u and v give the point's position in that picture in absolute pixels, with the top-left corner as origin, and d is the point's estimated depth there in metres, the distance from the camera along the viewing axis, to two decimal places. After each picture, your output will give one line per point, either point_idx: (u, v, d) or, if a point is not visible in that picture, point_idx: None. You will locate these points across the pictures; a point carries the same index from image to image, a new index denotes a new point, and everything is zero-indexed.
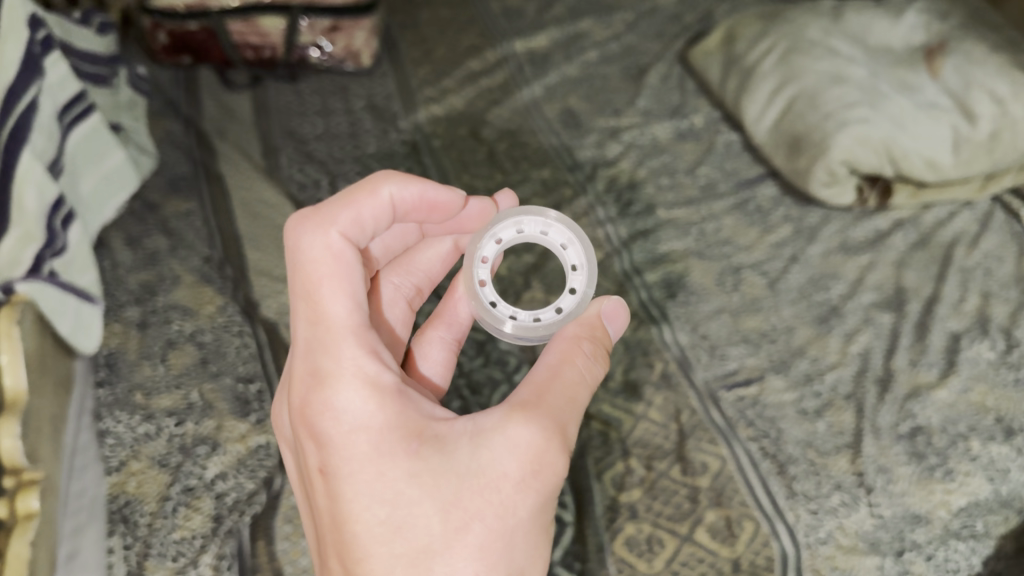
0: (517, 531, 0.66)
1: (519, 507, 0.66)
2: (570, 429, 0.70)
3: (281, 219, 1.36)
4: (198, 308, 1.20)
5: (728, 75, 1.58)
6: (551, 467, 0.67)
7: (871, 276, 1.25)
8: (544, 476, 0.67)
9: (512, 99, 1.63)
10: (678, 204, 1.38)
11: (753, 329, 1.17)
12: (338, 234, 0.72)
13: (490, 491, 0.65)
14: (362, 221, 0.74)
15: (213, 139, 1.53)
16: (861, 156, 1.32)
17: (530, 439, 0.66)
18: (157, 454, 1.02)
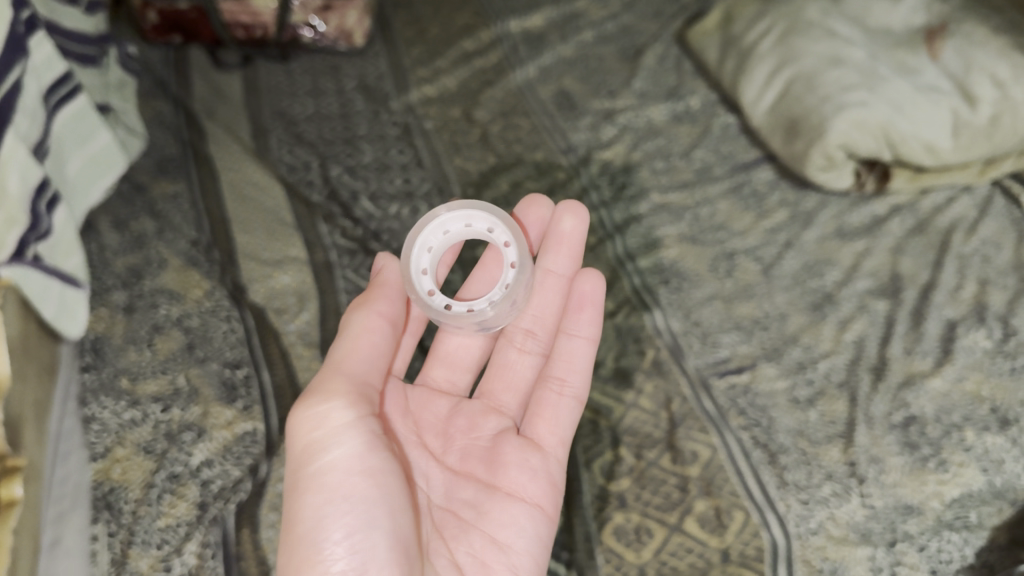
0: (334, 499, 0.72)
1: (323, 503, 0.72)
2: (359, 382, 0.77)
3: (270, 201, 1.34)
4: (185, 292, 1.19)
5: (725, 57, 1.56)
6: (339, 452, 0.73)
7: (867, 262, 1.24)
8: (340, 459, 0.73)
9: (506, 80, 1.61)
10: (673, 188, 1.37)
11: (747, 316, 1.16)
12: (408, 285, 0.92)
13: (299, 503, 0.73)
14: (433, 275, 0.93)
15: (202, 119, 1.51)
16: (858, 140, 1.30)
17: (332, 423, 0.74)
18: (143, 440, 1.01)
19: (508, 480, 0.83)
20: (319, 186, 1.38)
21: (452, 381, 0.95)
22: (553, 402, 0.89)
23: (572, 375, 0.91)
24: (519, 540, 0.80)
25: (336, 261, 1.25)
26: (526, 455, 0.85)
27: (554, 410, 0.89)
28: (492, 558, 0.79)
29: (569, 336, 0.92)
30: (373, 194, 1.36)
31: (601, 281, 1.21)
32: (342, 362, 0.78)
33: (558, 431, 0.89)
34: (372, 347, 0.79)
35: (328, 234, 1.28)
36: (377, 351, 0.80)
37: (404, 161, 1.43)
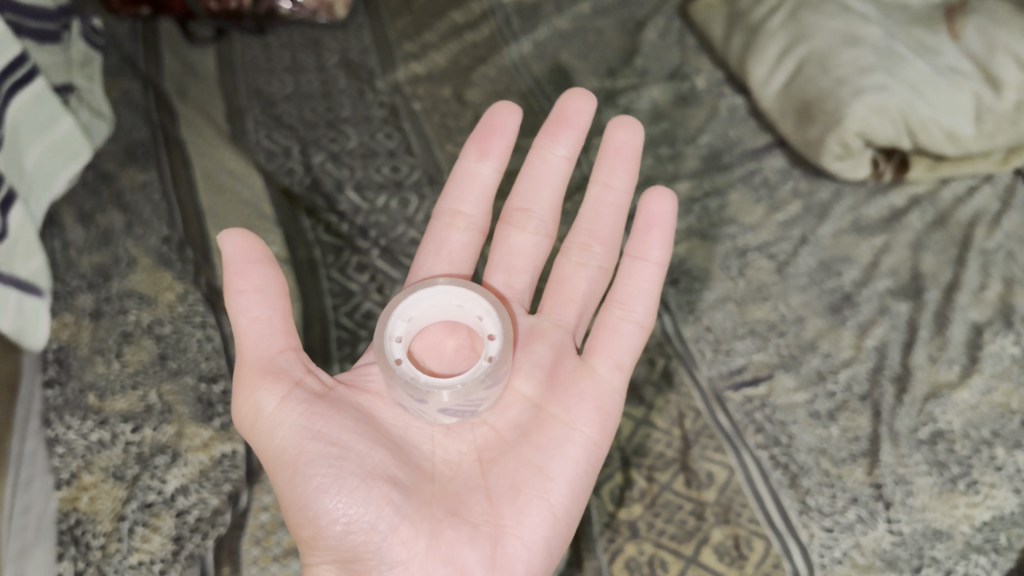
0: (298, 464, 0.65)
1: (294, 472, 0.66)
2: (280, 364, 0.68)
3: (248, 191, 1.25)
4: (156, 296, 1.10)
5: (732, 33, 1.47)
6: (283, 426, 0.66)
7: (887, 258, 1.16)
8: (287, 434, 0.66)
9: (500, 57, 1.51)
10: (679, 178, 1.29)
11: (761, 320, 1.09)
12: (240, 298, 0.67)
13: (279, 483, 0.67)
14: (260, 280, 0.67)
15: (173, 100, 1.40)
16: (877, 128, 1.22)
17: (267, 408, 0.67)
18: (113, 465, 0.93)
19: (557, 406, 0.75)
20: (300, 175, 1.28)
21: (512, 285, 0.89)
22: (615, 328, 0.81)
23: (621, 352, 0.80)
24: (555, 464, 0.72)
25: (321, 259, 1.16)
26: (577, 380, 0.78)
27: (614, 335, 0.81)
28: (528, 483, 0.71)
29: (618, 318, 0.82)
30: (359, 183, 1.27)
31: None
32: (244, 355, 0.68)
33: (615, 355, 0.80)
34: (260, 327, 0.68)
35: (310, 229, 1.20)
36: (269, 331, 0.68)
37: (391, 147, 1.34)
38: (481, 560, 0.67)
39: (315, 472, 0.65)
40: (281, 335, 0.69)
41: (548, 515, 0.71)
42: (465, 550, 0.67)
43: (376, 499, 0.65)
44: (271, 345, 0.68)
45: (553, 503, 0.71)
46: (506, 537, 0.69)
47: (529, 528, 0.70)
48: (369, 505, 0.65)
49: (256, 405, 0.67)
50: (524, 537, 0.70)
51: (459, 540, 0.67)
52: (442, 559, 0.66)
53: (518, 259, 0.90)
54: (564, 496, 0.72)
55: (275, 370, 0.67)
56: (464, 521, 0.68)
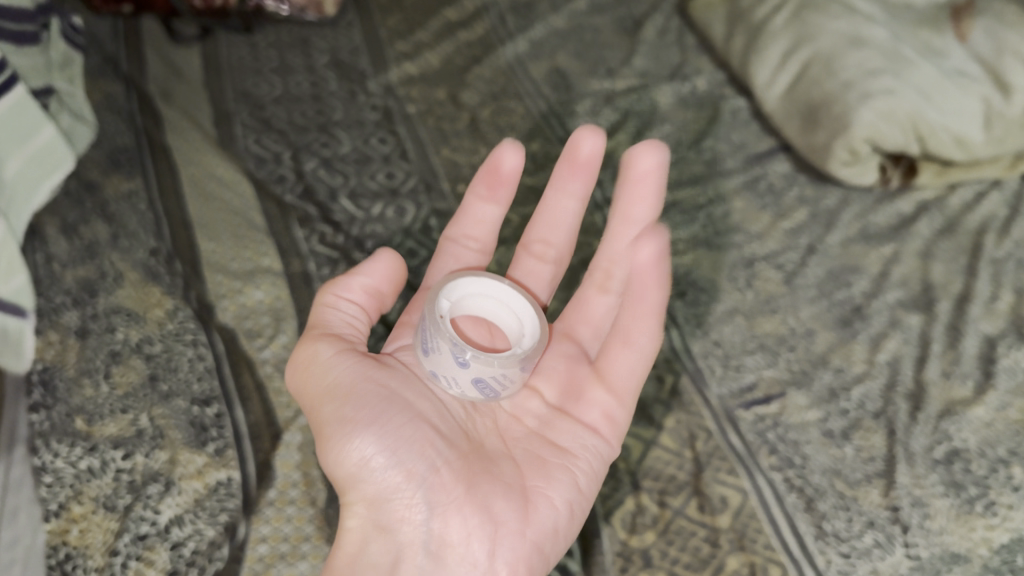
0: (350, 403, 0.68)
1: (342, 412, 0.68)
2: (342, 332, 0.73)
3: (239, 201, 1.21)
4: (145, 313, 1.06)
5: (733, 32, 1.43)
6: (336, 371, 0.69)
7: (896, 268, 1.14)
8: (340, 376, 0.69)
9: (495, 56, 1.47)
10: (682, 184, 1.26)
11: (771, 334, 1.06)
12: (336, 294, 0.74)
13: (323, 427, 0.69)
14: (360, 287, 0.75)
15: (158, 104, 1.35)
16: (886, 135, 1.19)
17: (323, 359, 0.70)
18: (103, 495, 0.89)
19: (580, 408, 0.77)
20: (292, 182, 1.24)
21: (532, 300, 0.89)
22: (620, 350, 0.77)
23: (627, 370, 0.76)
24: (575, 442, 0.75)
25: (315, 273, 1.12)
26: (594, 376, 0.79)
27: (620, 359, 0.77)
28: (552, 454, 0.73)
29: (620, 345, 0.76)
30: (354, 191, 1.23)
31: None
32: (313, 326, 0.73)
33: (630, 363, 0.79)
34: (347, 315, 0.74)
35: (304, 240, 1.16)
36: (344, 311, 0.74)
37: (386, 152, 1.30)
38: (514, 514, 0.68)
39: (366, 410, 0.67)
40: (350, 317, 0.74)
41: (574, 484, 0.72)
42: (499, 502, 0.68)
43: (421, 443, 0.67)
44: (339, 318, 0.73)
45: (578, 475, 0.73)
46: (535, 495, 0.70)
47: (558, 492, 0.71)
48: (413, 446, 0.67)
49: (314, 355, 0.70)
50: (555, 499, 0.70)
51: (494, 491, 0.68)
52: (476, 506, 0.67)
53: (535, 281, 0.89)
54: (589, 473, 0.74)
55: (337, 334, 0.72)
56: (496, 477, 0.69)
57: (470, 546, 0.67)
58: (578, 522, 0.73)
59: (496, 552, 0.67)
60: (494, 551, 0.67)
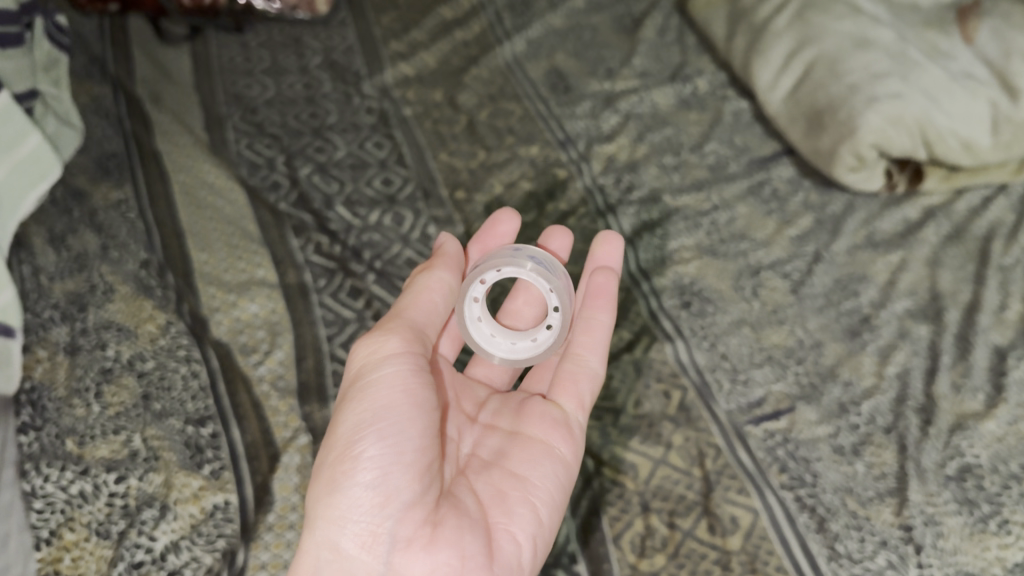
0: (378, 406, 0.68)
1: (357, 417, 0.68)
2: (422, 330, 0.75)
3: (231, 209, 1.18)
4: (137, 328, 1.03)
5: (734, 32, 1.41)
6: (389, 366, 0.70)
7: (904, 277, 1.12)
8: (389, 375, 0.70)
9: (492, 56, 1.43)
10: (686, 189, 1.23)
11: (779, 346, 1.04)
12: (437, 277, 0.78)
13: (337, 425, 0.70)
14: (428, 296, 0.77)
15: (147, 107, 1.32)
16: (894, 140, 1.17)
17: (387, 349, 0.71)
18: (96, 521, 0.86)
19: (533, 429, 0.77)
20: (286, 189, 1.21)
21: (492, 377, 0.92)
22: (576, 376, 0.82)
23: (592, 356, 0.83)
24: (535, 476, 0.74)
25: (312, 284, 1.09)
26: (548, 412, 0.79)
27: (576, 384, 0.82)
28: (512, 489, 0.72)
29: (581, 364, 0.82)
30: (350, 198, 1.20)
31: (614, 306, 1.08)
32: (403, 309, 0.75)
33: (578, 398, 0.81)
34: (428, 307, 0.76)
35: (300, 250, 1.13)
36: (432, 308, 0.77)
37: (382, 157, 1.27)
38: (481, 552, 0.67)
39: (380, 422, 0.68)
40: (434, 312, 0.77)
41: (534, 526, 0.72)
42: (468, 537, 0.67)
43: (415, 472, 0.67)
44: (424, 314, 0.76)
45: (539, 516, 0.72)
46: (499, 532, 0.70)
47: (518, 530, 0.70)
48: (406, 470, 0.67)
49: (381, 343, 0.72)
50: (517, 537, 0.70)
51: (462, 527, 0.67)
52: (445, 543, 0.66)
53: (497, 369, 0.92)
54: (550, 506, 0.73)
55: (413, 333, 0.74)
56: (462, 513, 0.69)
57: None
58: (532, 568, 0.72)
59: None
60: None
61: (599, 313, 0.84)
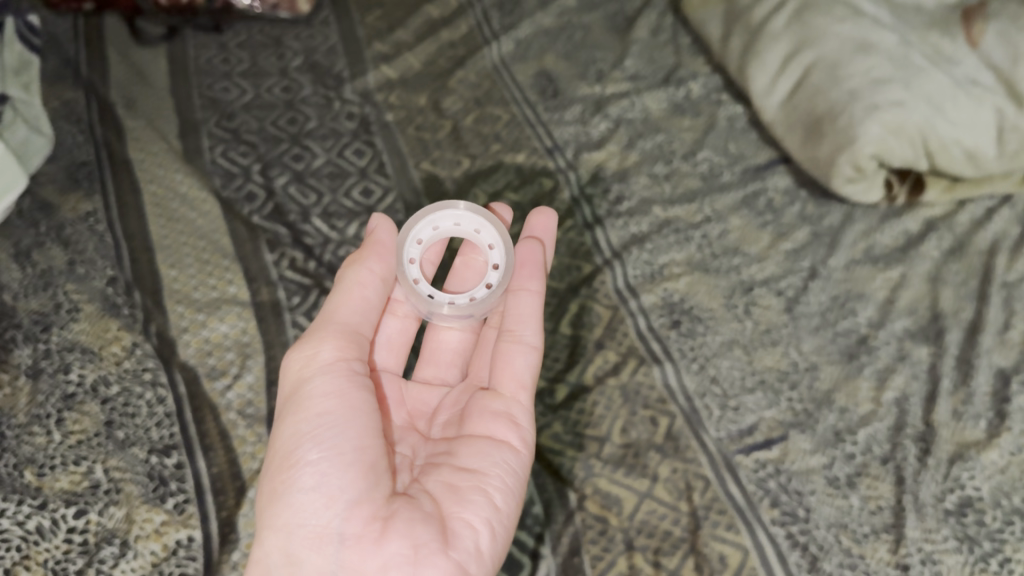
0: (316, 410, 0.72)
1: (297, 425, 0.71)
2: (353, 333, 0.78)
3: (203, 221, 1.13)
4: (101, 349, 0.99)
5: (730, 32, 1.35)
6: (318, 378, 0.73)
7: (904, 294, 1.07)
8: (319, 382, 0.73)
9: (479, 58, 1.38)
10: (677, 200, 1.19)
11: (772, 369, 1.00)
12: (367, 270, 0.80)
13: (278, 437, 0.73)
14: (367, 299, 0.80)
15: (119, 113, 1.27)
16: (895, 151, 1.12)
17: (317, 357, 0.75)
18: (53, 559, 0.82)
19: (479, 424, 0.78)
20: (261, 200, 1.16)
21: (442, 377, 0.91)
22: (507, 352, 0.81)
23: (524, 327, 0.82)
24: (487, 463, 0.74)
25: (285, 302, 1.05)
26: (491, 399, 0.80)
27: (513, 363, 0.81)
28: (464, 480, 0.73)
29: (510, 342, 0.82)
30: (328, 209, 1.15)
31: (601, 325, 1.04)
32: (334, 313, 0.79)
33: (517, 375, 0.81)
34: (359, 304, 0.79)
35: (274, 265, 1.08)
36: (366, 307, 0.80)
37: (362, 165, 1.22)
38: (434, 537, 0.67)
39: (319, 425, 0.71)
40: (369, 312, 0.80)
41: (490, 508, 0.72)
42: (419, 526, 0.67)
43: (354, 473, 0.69)
44: (356, 316, 0.79)
45: (495, 501, 0.72)
46: (454, 521, 0.70)
47: (472, 516, 0.70)
48: (345, 471, 0.69)
49: (311, 352, 0.75)
50: (473, 520, 0.70)
51: (412, 517, 0.68)
52: (394, 535, 0.67)
53: (445, 354, 0.92)
54: (503, 489, 0.73)
55: (346, 337, 0.77)
56: (413, 505, 0.69)
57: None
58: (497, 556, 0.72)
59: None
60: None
61: (528, 283, 0.84)
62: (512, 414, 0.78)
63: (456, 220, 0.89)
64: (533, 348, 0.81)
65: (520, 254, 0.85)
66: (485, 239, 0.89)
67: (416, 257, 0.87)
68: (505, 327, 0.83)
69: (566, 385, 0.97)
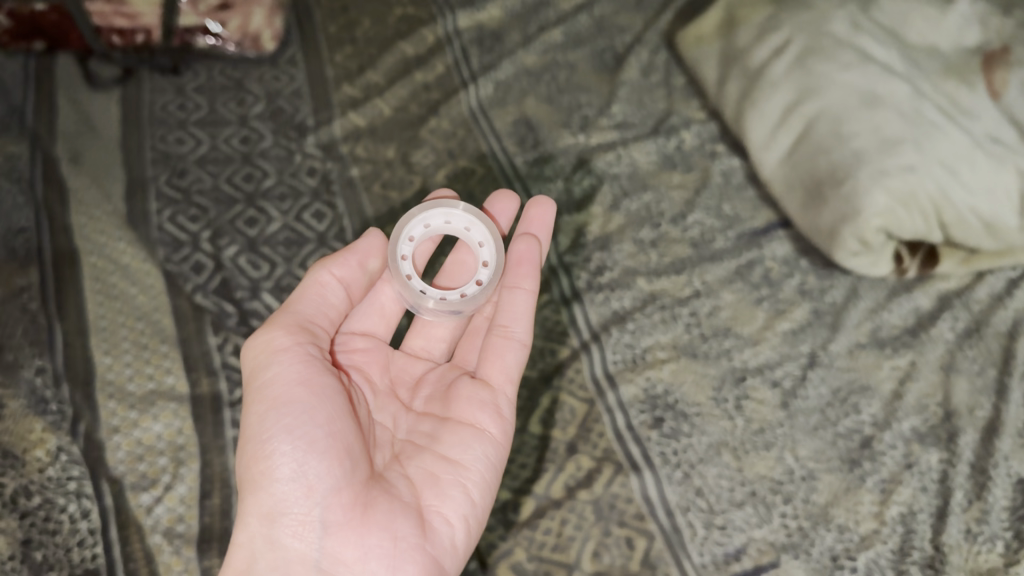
0: (283, 398, 0.69)
1: (263, 417, 0.69)
2: (312, 325, 0.75)
3: (144, 299, 1.04)
4: (24, 453, 0.88)
5: (727, 75, 1.24)
6: (280, 367, 0.70)
7: (912, 387, 0.97)
8: (279, 372, 0.70)
9: (454, 103, 1.28)
10: (664, 271, 1.08)
11: (765, 478, 0.90)
12: (326, 270, 0.77)
13: (245, 426, 0.70)
14: (324, 292, 0.77)
15: (63, 168, 1.16)
16: (903, 224, 1.02)
17: (281, 345, 0.71)
18: None
19: (462, 413, 0.77)
20: (208, 272, 1.06)
21: (429, 350, 0.88)
22: (499, 348, 0.80)
23: (517, 324, 0.80)
24: (467, 454, 0.74)
25: (226, 396, 0.96)
26: (477, 389, 0.78)
27: (501, 356, 0.80)
28: (444, 471, 0.73)
29: (503, 338, 0.80)
30: (281, 284, 1.06)
31: (575, 421, 0.93)
32: (291, 306, 0.75)
33: (505, 370, 0.80)
34: (317, 296, 0.77)
35: (218, 351, 0.99)
36: (325, 301, 0.77)
37: (322, 230, 1.12)
38: (413, 531, 0.69)
39: (289, 413, 0.69)
40: (328, 310, 0.77)
41: (466, 501, 0.73)
42: (400, 519, 0.68)
43: (331, 460, 0.68)
44: (314, 309, 0.76)
45: (472, 493, 0.73)
46: (431, 515, 0.71)
47: (449, 511, 0.72)
48: (324, 459, 0.68)
49: (270, 340, 0.72)
50: (449, 515, 0.72)
51: (392, 511, 0.69)
52: (374, 528, 0.68)
53: (436, 328, 0.88)
54: (481, 484, 0.74)
55: (303, 327, 0.74)
56: (392, 496, 0.70)
57: (367, 564, 0.67)
58: (470, 540, 0.74)
59: (394, 570, 0.67)
60: (392, 567, 0.67)
61: (524, 283, 0.80)
62: (497, 406, 0.77)
63: (448, 218, 0.85)
64: (522, 346, 0.80)
65: (515, 252, 0.81)
66: (478, 237, 0.86)
67: (408, 254, 0.84)
68: (498, 324, 0.80)
69: (532, 496, 0.88)
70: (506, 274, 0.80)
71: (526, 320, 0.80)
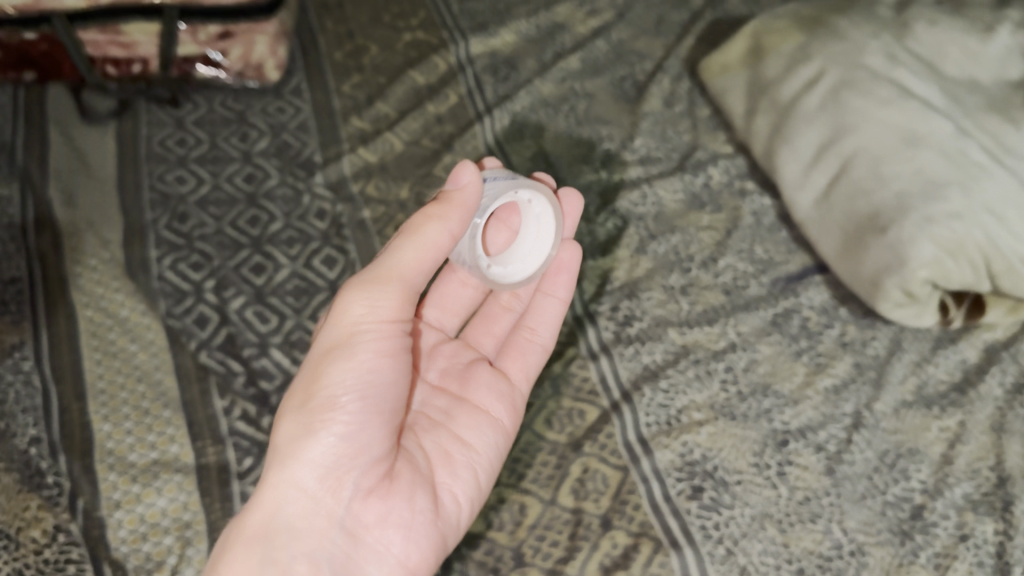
0: (360, 363, 0.66)
1: (339, 376, 0.65)
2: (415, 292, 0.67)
3: (144, 357, 0.97)
4: (17, 533, 0.82)
5: (756, 107, 1.19)
6: (369, 332, 0.66)
7: (963, 450, 0.92)
8: (368, 339, 0.66)
9: (469, 137, 1.22)
10: (696, 321, 1.02)
11: (812, 553, 0.85)
12: (449, 236, 0.67)
13: (314, 373, 0.66)
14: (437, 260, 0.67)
15: (57, 211, 1.10)
16: (952, 275, 0.96)
17: (379, 311, 0.66)
18: None
19: (478, 395, 0.77)
20: (213, 326, 1.00)
21: (442, 323, 0.86)
22: (523, 346, 0.83)
23: (544, 328, 0.84)
24: (482, 439, 0.75)
25: (234, 466, 0.89)
26: (496, 377, 0.79)
27: (522, 355, 0.83)
28: (458, 453, 0.73)
29: (527, 335, 0.84)
30: (290, 338, 1.00)
31: (609, 492, 0.88)
32: (403, 267, 0.66)
33: (525, 369, 0.82)
34: (430, 261, 0.67)
35: (225, 415, 0.93)
36: (432, 266, 0.67)
37: (333, 278, 1.06)
38: (428, 507, 0.68)
39: (359, 381, 0.65)
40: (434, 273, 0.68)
41: (476, 485, 0.73)
42: (419, 493, 0.68)
43: (383, 432, 0.67)
44: (423, 274, 0.67)
45: (480, 476, 0.74)
46: (443, 493, 0.70)
47: (458, 493, 0.71)
48: (376, 430, 0.66)
49: (372, 306, 0.65)
50: (458, 495, 0.71)
51: (414, 484, 0.68)
52: (399, 500, 0.67)
53: (453, 301, 0.87)
54: (489, 469, 0.74)
55: (409, 295, 0.66)
56: (416, 470, 0.69)
57: (385, 532, 0.66)
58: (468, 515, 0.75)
59: (408, 542, 0.67)
60: (404, 540, 0.67)
61: (556, 290, 0.84)
62: (512, 398, 0.79)
63: (531, 199, 0.79)
64: (542, 348, 0.84)
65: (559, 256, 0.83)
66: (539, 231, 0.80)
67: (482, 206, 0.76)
68: (524, 320, 0.84)
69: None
70: (543, 279, 0.84)
71: (549, 324, 0.84)
